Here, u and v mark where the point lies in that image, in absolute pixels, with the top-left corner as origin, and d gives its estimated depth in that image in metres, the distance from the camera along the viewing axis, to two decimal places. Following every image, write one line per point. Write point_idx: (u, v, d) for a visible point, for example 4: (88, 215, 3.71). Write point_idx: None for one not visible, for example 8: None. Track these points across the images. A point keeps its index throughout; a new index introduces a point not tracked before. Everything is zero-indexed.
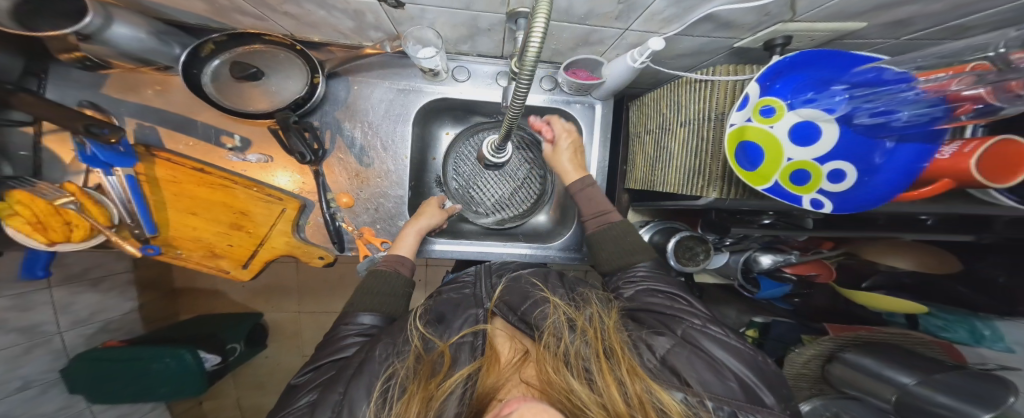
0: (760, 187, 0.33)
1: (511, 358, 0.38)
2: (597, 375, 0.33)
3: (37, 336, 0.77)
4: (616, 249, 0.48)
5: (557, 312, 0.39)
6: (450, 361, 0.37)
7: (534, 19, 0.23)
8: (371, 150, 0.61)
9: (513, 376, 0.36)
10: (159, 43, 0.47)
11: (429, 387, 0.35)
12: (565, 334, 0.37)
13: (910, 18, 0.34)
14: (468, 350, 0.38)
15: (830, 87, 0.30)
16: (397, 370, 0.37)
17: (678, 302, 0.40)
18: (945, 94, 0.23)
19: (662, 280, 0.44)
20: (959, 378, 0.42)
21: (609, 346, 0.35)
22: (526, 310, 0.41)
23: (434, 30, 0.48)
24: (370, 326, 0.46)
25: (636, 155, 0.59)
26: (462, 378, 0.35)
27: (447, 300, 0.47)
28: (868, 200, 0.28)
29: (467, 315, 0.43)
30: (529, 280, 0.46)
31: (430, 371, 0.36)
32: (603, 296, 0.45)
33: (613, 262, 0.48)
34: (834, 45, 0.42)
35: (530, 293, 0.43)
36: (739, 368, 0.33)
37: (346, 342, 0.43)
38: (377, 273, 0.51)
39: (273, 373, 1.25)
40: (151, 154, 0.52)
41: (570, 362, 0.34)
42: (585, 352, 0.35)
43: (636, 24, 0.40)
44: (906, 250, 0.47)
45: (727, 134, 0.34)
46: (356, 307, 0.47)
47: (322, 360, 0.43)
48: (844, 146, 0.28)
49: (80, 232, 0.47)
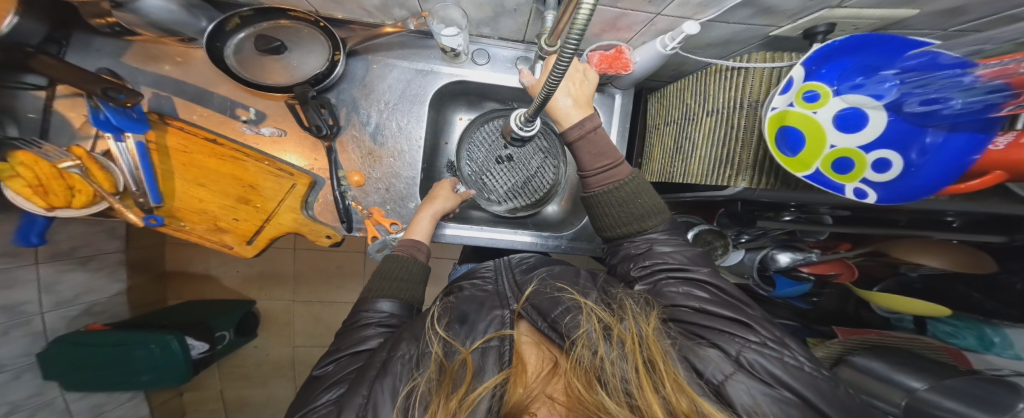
0: (800, 174, 0.34)
1: (539, 369, 0.36)
2: (637, 393, 0.30)
3: (17, 315, 0.75)
4: (624, 212, 0.45)
5: (590, 322, 0.35)
6: (473, 371, 0.35)
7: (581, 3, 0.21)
8: (386, 130, 0.60)
9: (538, 388, 0.33)
10: (188, 15, 0.45)
11: (451, 403, 0.32)
12: (601, 346, 0.33)
13: (963, 6, 0.34)
14: (495, 355, 0.36)
15: (879, 73, 0.31)
16: (418, 384, 0.35)
17: (722, 313, 0.37)
18: (1008, 79, 0.23)
19: (680, 260, 0.42)
20: (970, 384, 0.43)
21: (649, 357, 0.32)
22: (556, 317, 0.38)
23: (460, 9, 0.47)
24: (390, 314, 0.45)
25: (653, 146, 0.63)
26: (489, 390, 0.32)
27: (468, 298, 0.46)
28: (913, 191, 0.29)
29: (491, 318, 0.41)
30: (553, 286, 0.43)
31: (450, 386, 0.34)
32: (638, 296, 0.40)
33: (619, 225, 0.46)
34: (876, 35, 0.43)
35: (560, 300, 0.40)
36: (804, 394, 0.30)
37: (367, 333, 0.42)
38: (394, 259, 0.50)
39: (261, 364, 1.22)
40: (164, 123, 0.51)
41: (605, 380, 0.31)
42: (623, 369, 0.32)
43: (669, 9, 0.41)
44: (936, 248, 0.44)
45: (767, 118, 0.35)
46: (377, 293, 0.46)
47: (341, 347, 0.42)
48: (890, 133, 0.29)
49: (82, 198, 0.46)
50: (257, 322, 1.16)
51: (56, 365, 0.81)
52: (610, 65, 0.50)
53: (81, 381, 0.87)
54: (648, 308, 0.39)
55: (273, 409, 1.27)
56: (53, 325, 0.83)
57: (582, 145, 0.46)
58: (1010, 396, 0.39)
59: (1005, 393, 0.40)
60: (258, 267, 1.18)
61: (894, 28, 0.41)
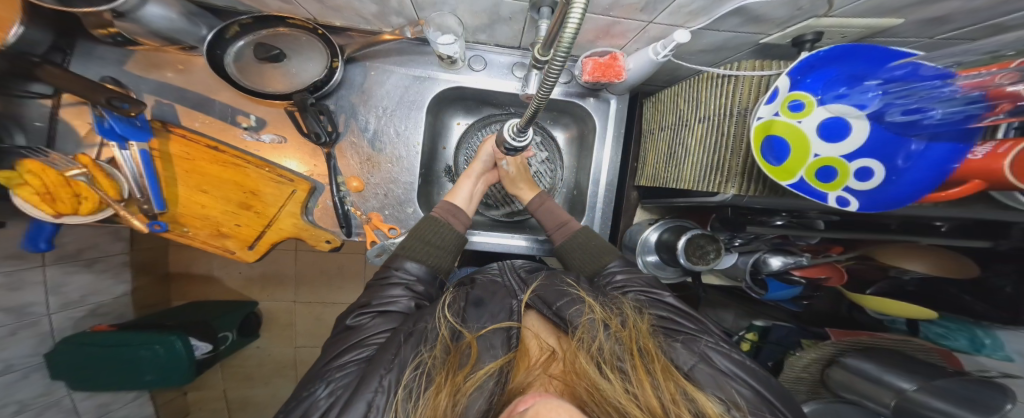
0: (785, 182, 0.36)
1: (539, 356, 0.43)
2: (630, 370, 0.37)
3: (24, 316, 0.76)
4: (584, 254, 0.58)
5: (594, 311, 0.43)
6: (476, 353, 0.41)
7: (571, 9, 0.20)
8: (384, 136, 0.61)
9: (540, 371, 0.41)
10: (189, 24, 0.46)
11: (457, 379, 0.39)
12: (600, 333, 0.41)
13: (947, 15, 0.35)
14: (502, 337, 0.43)
15: (863, 82, 0.32)
16: (424, 359, 0.41)
17: (692, 322, 0.45)
18: (985, 90, 0.24)
19: (645, 283, 0.51)
20: (958, 384, 0.45)
21: (644, 346, 0.40)
22: (560, 306, 0.45)
23: (456, 17, 0.48)
24: (416, 277, 0.51)
25: (648, 151, 0.64)
26: (490, 371, 0.39)
27: (484, 286, 0.53)
28: (894, 199, 0.30)
29: (503, 306, 0.48)
30: (563, 280, 0.50)
31: (457, 363, 0.41)
32: (633, 303, 0.47)
33: (586, 266, 0.57)
34: (865, 42, 0.44)
35: (566, 292, 0.47)
36: (759, 387, 0.38)
37: (395, 292, 0.48)
38: (433, 222, 0.57)
39: (263, 364, 1.24)
40: (167, 130, 0.52)
41: (604, 360, 0.39)
42: (619, 351, 0.39)
43: (661, 17, 0.42)
44: (917, 252, 0.47)
45: (755, 127, 0.37)
46: (406, 254, 0.52)
47: (371, 303, 0.47)
48: (872, 144, 0.30)
49: (88, 205, 0.47)
50: (259, 323, 1.18)
51: (64, 365, 0.83)
52: (603, 73, 0.53)
53: (87, 382, 0.88)
54: (641, 313, 0.45)
55: (275, 408, 1.29)
56: (60, 326, 0.85)
57: (541, 211, 0.64)
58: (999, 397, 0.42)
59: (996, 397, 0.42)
60: (260, 268, 1.19)
61: (882, 35, 0.41)
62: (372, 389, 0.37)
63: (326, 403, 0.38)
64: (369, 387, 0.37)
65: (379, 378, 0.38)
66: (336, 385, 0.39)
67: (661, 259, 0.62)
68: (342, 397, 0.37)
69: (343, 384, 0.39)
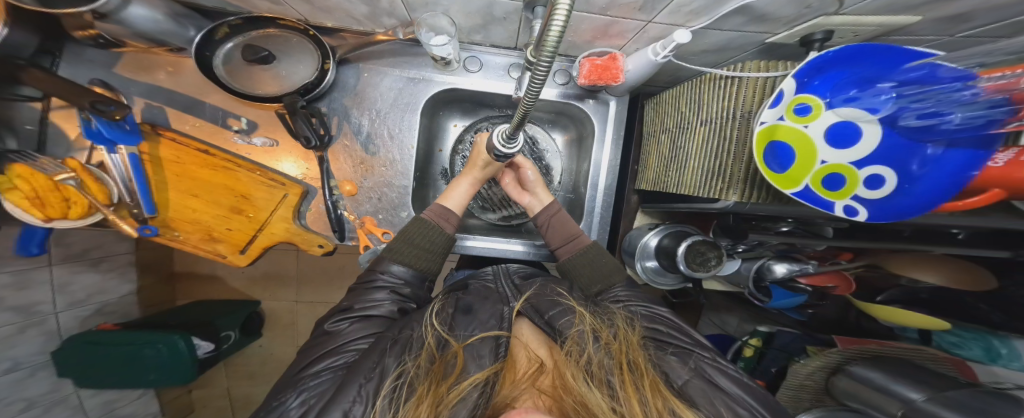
0: (789, 190, 0.33)
1: (528, 368, 0.41)
2: (618, 387, 0.37)
3: (32, 315, 0.76)
4: (593, 271, 0.54)
5: (582, 323, 0.42)
6: (461, 365, 0.40)
7: (558, 1, 0.18)
8: (378, 138, 0.60)
9: (527, 385, 0.38)
10: (176, 25, 0.45)
11: (440, 391, 0.37)
12: (589, 345, 0.40)
13: (967, 12, 0.32)
14: (490, 346, 0.41)
15: (874, 85, 0.30)
16: (407, 369, 0.39)
17: (674, 326, 0.46)
18: (1011, 94, 0.21)
19: (644, 299, 0.51)
20: (969, 396, 0.42)
21: (633, 360, 0.39)
22: (552, 315, 0.44)
23: (448, 18, 0.47)
24: (401, 280, 0.50)
25: (649, 155, 0.62)
26: (477, 382, 0.37)
27: (474, 293, 0.52)
28: (905, 209, 0.28)
29: (493, 312, 0.47)
30: (554, 289, 0.49)
31: (441, 373, 0.39)
32: (625, 314, 0.47)
33: (595, 282, 0.54)
34: (878, 41, 0.42)
35: (559, 302, 0.46)
36: (766, 412, 0.36)
37: (378, 296, 0.48)
38: (421, 224, 0.53)
39: (266, 363, 1.24)
40: (156, 134, 0.51)
41: (593, 373, 0.38)
42: (609, 365, 0.39)
43: (660, 16, 0.40)
44: (934, 263, 0.45)
45: (758, 131, 0.35)
46: (392, 257, 0.51)
47: (353, 308, 0.47)
48: (885, 150, 0.28)
49: (77, 210, 0.46)
50: (262, 322, 1.19)
51: (69, 364, 0.83)
52: (599, 76, 0.51)
53: (91, 380, 0.88)
54: (632, 325, 0.45)
55: None
56: (66, 325, 0.85)
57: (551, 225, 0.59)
58: (1008, 403, 0.39)
59: (1003, 404, 0.40)
60: (260, 268, 1.19)
61: (896, 33, 0.39)
62: (349, 399, 0.36)
63: (297, 411, 0.38)
64: (346, 396, 0.36)
65: (358, 386, 0.37)
66: (308, 394, 0.39)
67: (660, 265, 0.60)
68: (317, 406, 0.37)
69: (315, 393, 0.39)
